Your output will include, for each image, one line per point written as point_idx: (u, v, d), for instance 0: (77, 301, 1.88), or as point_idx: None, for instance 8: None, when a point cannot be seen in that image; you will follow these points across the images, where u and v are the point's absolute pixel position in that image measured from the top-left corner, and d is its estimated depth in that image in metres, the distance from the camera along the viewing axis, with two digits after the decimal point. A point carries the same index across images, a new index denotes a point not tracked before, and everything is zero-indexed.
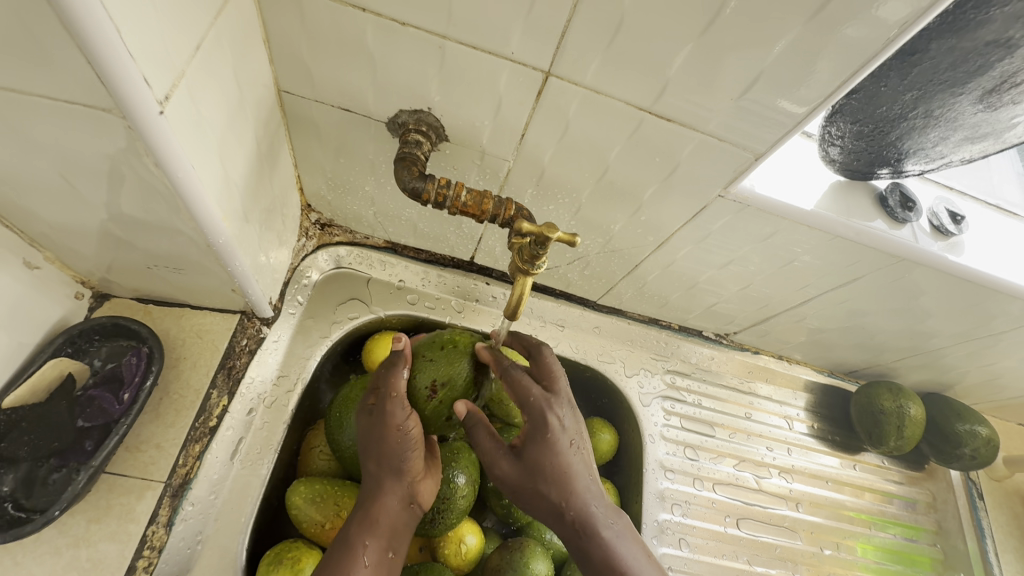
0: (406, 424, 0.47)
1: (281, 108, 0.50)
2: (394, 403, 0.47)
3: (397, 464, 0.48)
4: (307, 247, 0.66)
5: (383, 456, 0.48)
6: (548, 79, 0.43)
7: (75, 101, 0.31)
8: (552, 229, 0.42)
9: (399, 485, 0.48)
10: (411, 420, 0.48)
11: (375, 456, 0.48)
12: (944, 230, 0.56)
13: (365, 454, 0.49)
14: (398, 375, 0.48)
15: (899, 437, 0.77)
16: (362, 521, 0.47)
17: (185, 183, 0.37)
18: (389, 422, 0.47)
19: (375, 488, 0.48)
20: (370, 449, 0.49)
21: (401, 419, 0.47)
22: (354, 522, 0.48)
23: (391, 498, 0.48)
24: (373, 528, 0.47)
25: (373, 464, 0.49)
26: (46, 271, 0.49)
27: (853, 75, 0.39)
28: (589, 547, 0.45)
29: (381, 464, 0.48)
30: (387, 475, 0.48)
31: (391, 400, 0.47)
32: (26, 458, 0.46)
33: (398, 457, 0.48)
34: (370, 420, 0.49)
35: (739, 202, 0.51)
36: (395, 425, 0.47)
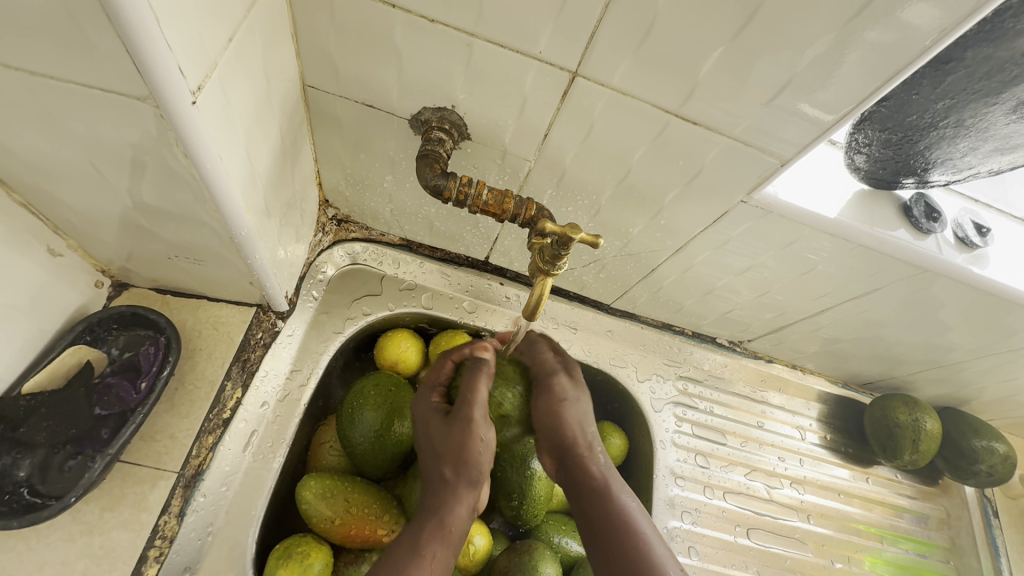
0: (481, 434, 0.50)
1: (305, 102, 0.50)
2: (474, 410, 0.50)
3: (472, 473, 0.51)
4: (323, 243, 0.66)
5: (462, 465, 0.50)
6: (575, 79, 0.42)
7: (112, 90, 0.31)
8: (575, 230, 0.42)
9: (469, 495, 0.51)
10: (489, 432, 0.50)
11: (452, 462, 0.50)
12: (969, 242, 0.55)
13: (438, 460, 0.51)
14: (481, 383, 0.51)
15: (913, 451, 0.76)
16: (435, 526, 0.49)
17: (212, 174, 0.37)
18: (470, 431, 0.49)
19: (448, 494, 0.50)
20: (443, 453, 0.50)
21: (484, 433, 0.50)
22: (429, 527, 0.49)
23: (462, 507, 0.50)
24: (443, 533, 0.49)
25: (450, 470, 0.50)
26: (68, 258, 0.50)
27: (886, 82, 0.39)
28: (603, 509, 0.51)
29: (458, 470, 0.50)
30: (461, 485, 0.51)
31: (472, 405, 0.50)
32: (44, 444, 0.46)
33: (473, 466, 0.50)
34: (446, 425, 0.50)
35: (761, 208, 0.51)
36: (474, 432, 0.49)
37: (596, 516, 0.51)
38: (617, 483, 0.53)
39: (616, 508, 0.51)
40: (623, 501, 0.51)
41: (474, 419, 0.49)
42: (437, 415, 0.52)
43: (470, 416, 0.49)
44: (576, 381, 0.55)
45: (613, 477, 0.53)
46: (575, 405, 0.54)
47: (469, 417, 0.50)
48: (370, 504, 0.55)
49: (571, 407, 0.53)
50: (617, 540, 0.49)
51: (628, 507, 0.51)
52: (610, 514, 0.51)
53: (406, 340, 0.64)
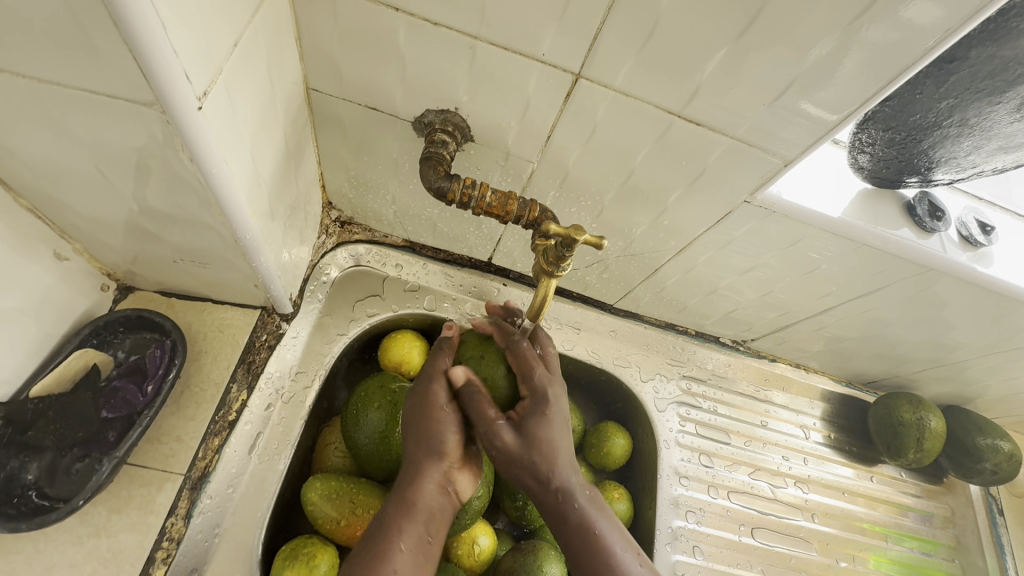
0: (443, 406, 0.51)
1: (308, 105, 0.50)
2: (435, 383, 0.52)
3: (436, 444, 0.49)
4: (327, 245, 0.67)
5: (425, 441, 0.49)
6: (577, 81, 0.42)
7: (119, 96, 0.32)
8: (579, 231, 0.42)
9: (438, 468, 0.49)
10: (453, 408, 0.51)
11: (416, 437, 0.50)
12: (973, 240, 0.55)
13: (406, 441, 0.51)
14: (455, 366, 0.52)
15: (918, 450, 0.75)
16: (401, 503, 0.47)
17: (217, 179, 0.37)
18: (430, 401, 0.51)
19: (415, 470, 0.49)
20: (409, 432, 0.51)
21: (444, 398, 0.51)
22: (393, 503, 0.47)
23: (430, 482, 0.48)
24: (409, 508, 0.47)
25: (415, 447, 0.50)
26: (74, 262, 0.50)
27: (890, 81, 0.39)
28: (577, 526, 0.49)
29: (422, 443, 0.50)
30: (427, 458, 0.49)
31: (436, 401, 0.51)
32: (52, 447, 0.47)
33: (438, 437, 0.49)
34: (412, 405, 0.52)
35: (764, 208, 0.51)
36: (434, 403, 0.51)
37: (579, 547, 0.48)
38: (592, 502, 0.50)
39: (598, 540, 0.48)
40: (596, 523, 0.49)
41: (438, 392, 0.51)
42: (406, 403, 0.53)
43: (431, 407, 0.51)
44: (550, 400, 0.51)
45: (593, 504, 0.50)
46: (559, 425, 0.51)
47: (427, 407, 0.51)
48: (376, 504, 0.55)
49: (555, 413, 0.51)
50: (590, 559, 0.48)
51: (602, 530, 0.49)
52: (592, 544, 0.48)
53: (410, 341, 0.64)
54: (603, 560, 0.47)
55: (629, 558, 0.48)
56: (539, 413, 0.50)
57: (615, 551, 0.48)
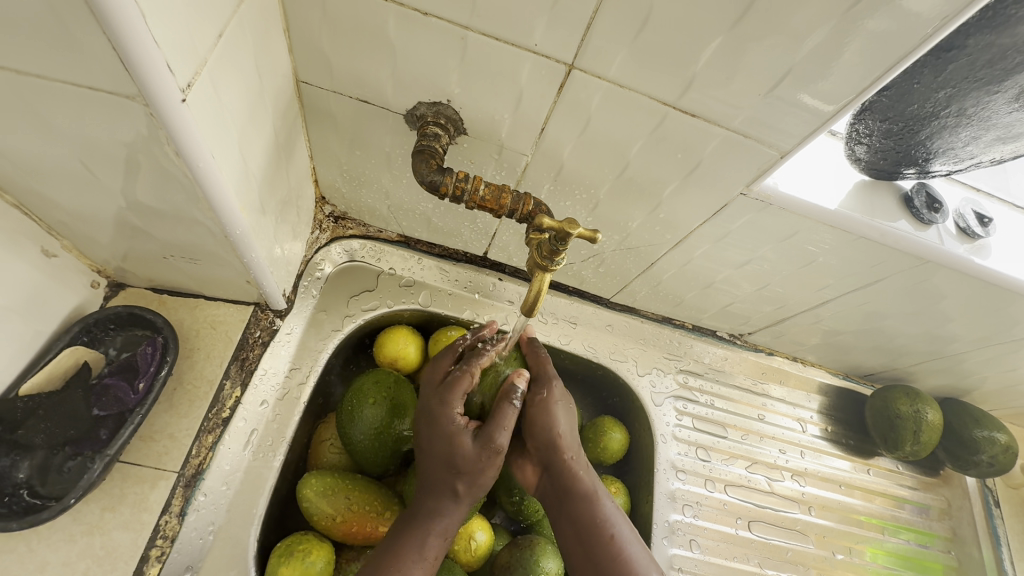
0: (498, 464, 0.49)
1: (298, 98, 0.49)
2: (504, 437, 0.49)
3: (478, 488, 0.50)
4: (321, 240, 0.66)
5: (474, 480, 0.49)
6: (571, 72, 0.42)
7: (101, 88, 0.31)
8: (573, 225, 0.41)
9: (471, 504, 0.51)
10: (505, 458, 0.50)
11: (467, 478, 0.49)
12: (970, 232, 0.55)
13: (450, 474, 0.49)
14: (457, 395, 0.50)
15: (915, 442, 0.75)
16: (439, 534, 0.49)
17: (204, 173, 0.37)
18: (488, 454, 0.49)
19: (452, 502, 0.49)
20: (459, 468, 0.49)
21: (505, 451, 0.49)
22: (429, 534, 0.49)
23: (460, 514, 0.50)
24: (444, 538, 0.49)
25: (461, 487, 0.49)
26: (63, 259, 0.50)
27: (887, 71, 0.38)
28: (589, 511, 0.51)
29: (470, 486, 0.49)
30: (462, 495, 0.50)
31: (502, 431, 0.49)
32: (43, 446, 0.46)
33: (485, 481, 0.50)
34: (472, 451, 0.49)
35: (761, 200, 0.50)
36: (495, 462, 0.49)
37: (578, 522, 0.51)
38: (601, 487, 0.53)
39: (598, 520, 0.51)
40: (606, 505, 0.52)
41: (502, 449, 0.49)
42: (463, 436, 0.49)
43: (496, 443, 0.48)
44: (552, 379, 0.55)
45: (595, 480, 0.53)
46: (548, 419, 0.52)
47: (494, 442, 0.48)
48: (371, 500, 0.55)
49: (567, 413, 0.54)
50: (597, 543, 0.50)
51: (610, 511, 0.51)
52: (590, 517, 0.51)
53: (404, 337, 0.64)
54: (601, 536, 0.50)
55: (624, 529, 0.51)
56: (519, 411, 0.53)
57: (611, 524, 0.51)
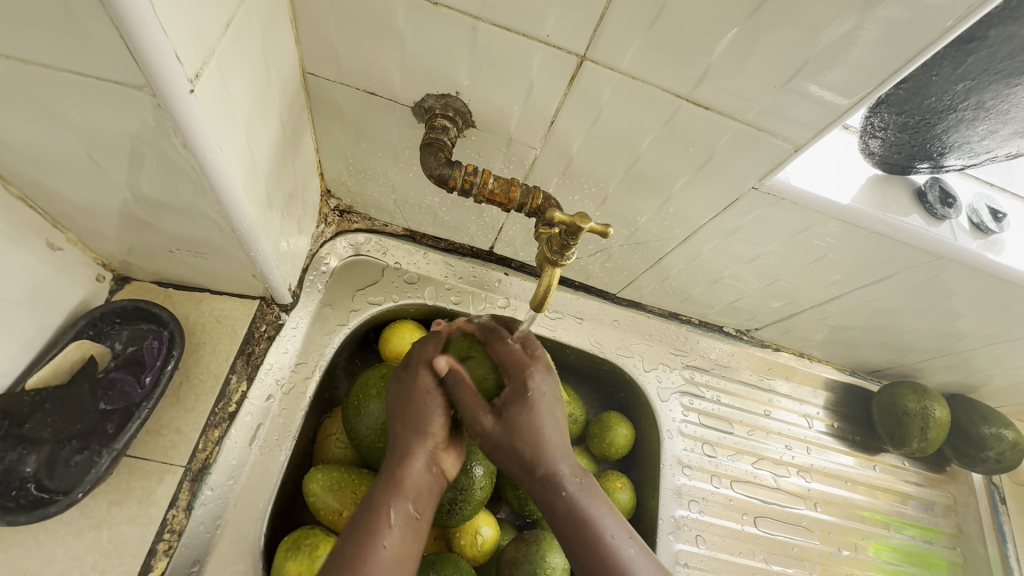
0: (430, 389, 0.49)
1: (304, 89, 0.49)
2: (426, 369, 0.50)
3: (424, 423, 0.48)
4: (326, 234, 0.66)
5: (411, 417, 0.49)
6: (583, 63, 0.41)
7: (107, 78, 0.30)
8: (585, 219, 0.41)
9: (427, 449, 0.48)
10: (439, 390, 0.49)
11: (408, 419, 0.49)
12: (984, 227, 0.54)
13: (395, 420, 0.49)
14: (433, 352, 0.51)
15: (922, 438, 0.75)
16: (389, 486, 0.45)
17: (212, 165, 0.36)
18: (419, 384, 0.49)
19: (404, 449, 0.47)
20: (397, 410, 0.49)
21: (430, 382, 0.49)
22: (382, 487, 0.45)
23: (418, 462, 0.47)
24: (401, 492, 0.45)
25: (402, 427, 0.48)
26: (68, 253, 0.49)
27: (906, 62, 0.38)
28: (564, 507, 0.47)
29: (410, 424, 0.48)
30: (414, 437, 0.48)
31: (423, 365, 0.50)
32: (50, 440, 0.46)
33: (425, 417, 0.48)
34: (399, 387, 0.50)
35: (773, 194, 0.50)
36: (425, 391, 0.49)
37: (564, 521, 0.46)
38: (581, 482, 0.48)
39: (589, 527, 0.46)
40: (585, 503, 0.47)
41: (425, 378, 0.49)
42: (394, 383, 0.51)
43: (417, 375, 0.50)
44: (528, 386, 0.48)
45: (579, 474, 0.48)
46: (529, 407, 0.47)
47: (416, 376, 0.50)
48: None
49: (545, 397, 0.48)
50: (583, 549, 0.45)
51: (592, 509, 0.47)
52: (575, 517, 0.46)
53: (410, 332, 0.64)
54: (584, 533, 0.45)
55: (612, 529, 0.46)
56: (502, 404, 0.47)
57: (594, 521, 0.46)
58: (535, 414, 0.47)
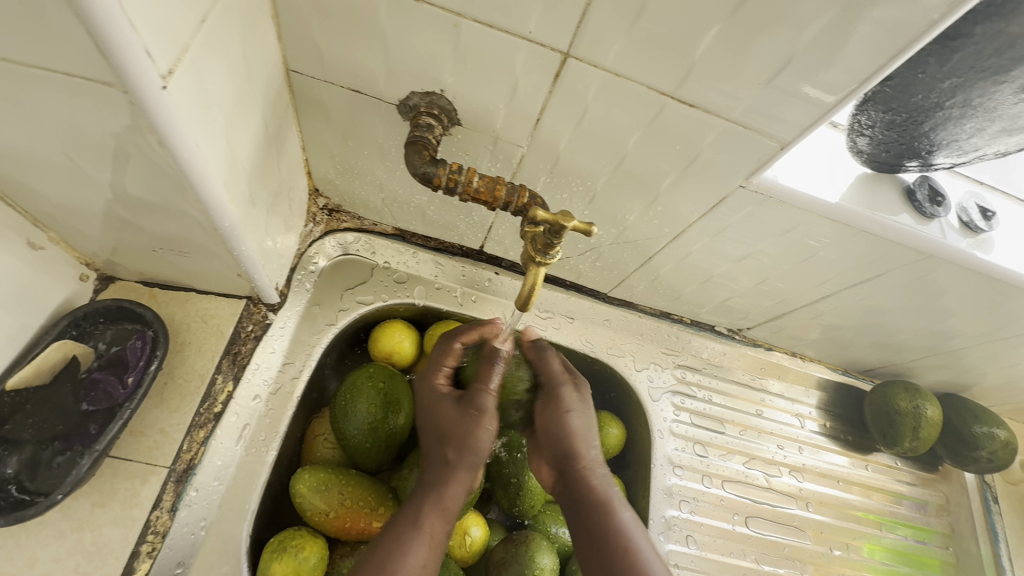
0: (486, 423, 0.48)
1: (289, 87, 0.48)
2: (489, 399, 0.49)
3: (473, 454, 0.49)
4: (314, 233, 0.65)
5: (462, 445, 0.49)
6: (566, 61, 0.41)
7: (78, 75, 0.30)
8: (567, 217, 0.40)
9: (468, 476, 0.50)
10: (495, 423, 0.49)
11: (455, 443, 0.49)
12: (973, 226, 0.54)
13: (443, 442, 0.50)
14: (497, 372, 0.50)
15: (914, 438, 0.75)
16: (434, 502, 0.48)
17: (190, 163, 0.36)
18: (477, 405, 0.49)
19: (448, 473, 0.49)
20: (446, 433, 0.49)
21: (489, 413, 0.49)
22: (426, 504, 0.48)
23: (458, 486, 0.49)
24: (441, 510, 0.48)
25: (452, 453, 0.49)
26: (50, 252, 0.49)
27: (891, 59, 0.37)
28: (600, 521, 0.50)
29: (459, 451, 0.49)
30: (460, 466, 0.49)
31: (484, 393, 0.49)
32: (31, 441, 0.46)
33: (475, 450, 0.49)
34: (458, 411, 0.49)
35: (761, 193, 0.49)
36: (483, 423, 0.48)
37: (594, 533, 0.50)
38: (616, 495, 0.52)
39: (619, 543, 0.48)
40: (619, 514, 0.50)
41: (487, 409, 0.49)
42: (448, 401, 0.51)
43: (480, 405, 0.49)
44: (579, 393, 0.53)
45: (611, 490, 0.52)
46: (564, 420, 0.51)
47: (478, 403, 0.49)
48: (365, 495, 0.54)
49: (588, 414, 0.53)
50: (612, 554, 0.48)
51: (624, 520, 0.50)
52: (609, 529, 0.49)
53: (400, 331, 0.63)
54: (614, 546, 0.48)
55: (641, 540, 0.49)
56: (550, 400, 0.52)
57: (628, 536, 0.49)
58: (578, 427, 0.52)
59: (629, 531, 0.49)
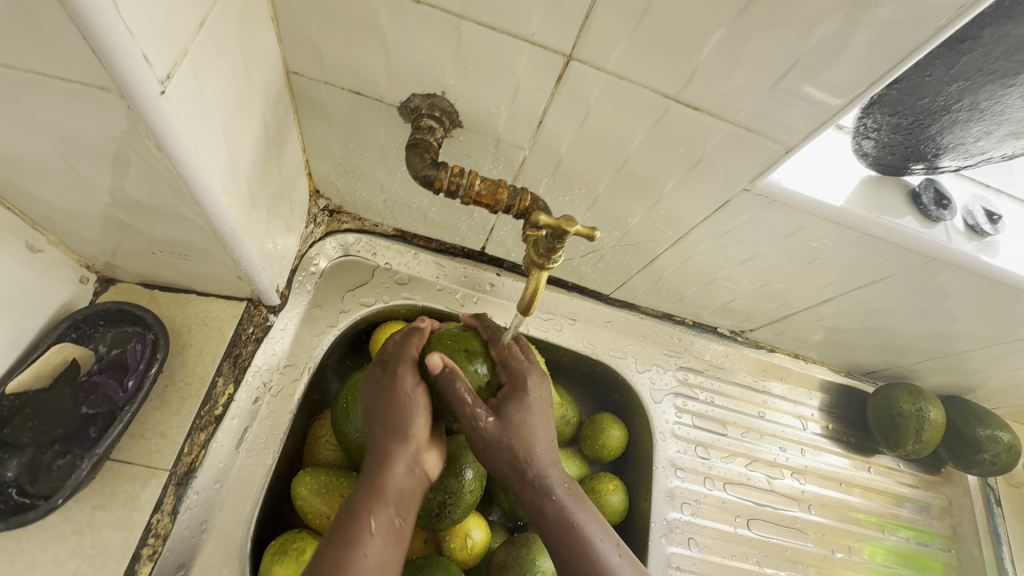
0: (416, 395, 0.48)
1: (289, 89, 0.48)
2: (405, 366, 0.49)
3: (405, 425, 0.46)
4: (315, 234, 0.65)
5: (392, 421, 0.47)
6: (569, 63, 0.40)
7: (75, 80, 0.30)
8: (570, 222, 0.40)
9: (408, 450, 0.46)
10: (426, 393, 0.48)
11: (386, 425, 0.47)
12: (979, 229, 0.53)
13: (372, 427, 0.47)
14: (413, 341, 0.51)
15: (917, 441, 0.74)
16: (370, 493, 0.43)
17: (188, 168, 0.36)
18: (399, 382, 0.48)
19: (381, 453, 0.45)
20: (375, 413, 0.48)
21: (412, 379, 0.48)
22: (360, 495, 0.43)
23: (402, 468, 0.45)
24: (381, 499, 0.43)
25: (381, 431, 0.46)
26: (50, 254, 0.48)
27: (899, 62, 0.37)
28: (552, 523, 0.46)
29: (388, 427, 0.46)
30: (394, 441, 0.46)
31: (405, 364, 0.49)
32: (31, 444, 0.46)
33: (409, 423, 0.47)
34: (380, 387, 0.49)
35: (765, 196, 0.49)
36: (405, 387, 0.48)
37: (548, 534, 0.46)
38: (567, 493, 0.48)
39: (574, 532, 0.46)
40: (570, 513, 0.47)
41: (409, 377, 0.48)
42: (381, 388, 0.49)
43: (398, 372, 0.48)
44: (527, 387, 0.49)
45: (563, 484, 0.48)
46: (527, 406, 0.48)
47: (395, 372, 0.49)
48: None
49: (534, 407, 0.49)
50: (565, 555, 0.45)
51: (577, 518, 0.47)
52: (563, 529, 0.46)
53: None
54: (569, 544, 0.45)
55: (596, 536, 0.46)
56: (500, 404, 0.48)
57: (583, 533, 0.46)
58: (522, 427, 0.47)
59: (582, 524, 0.47)
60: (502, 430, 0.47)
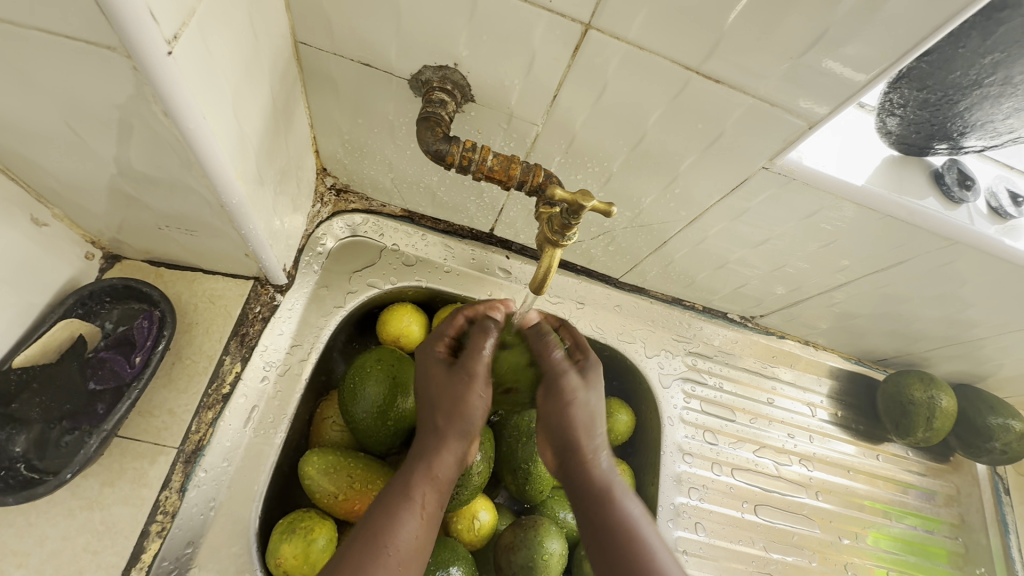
0: (478, 389, 0.47)
1: (297, 61, 0.47)
2: (477, 364, 0.48)
3: (466, 424, 0.48)
4: (322, 214, 0.64)
5: (454, 414, 0.47)
6: (587, 32, 0.39)
7: (77, 37, 0.29)
8: (587, 197, 0.39)
9: (460, 446, 0.48)
10: (487, 391, 0.48)
11: (445, 410, 0.47)
12: (1002, 212, 0.52)
13: (433, 407, 0.48)
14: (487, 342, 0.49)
15: (927, 428, 0.74)
16: (423, 469, 0.46)
17: (195, 135, 0.35)
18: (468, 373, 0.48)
19: (437, 441, 0.47)
20: (438, 401, 0.48)
21: (482, 378, 0.48)
22: (415, 471, 0.46)
23: (450, 455, 0.47)
24: (431, 479, 0.46)
25: (442, 419, 0.47)
26: (54, 228, 0.48)
27: (932, 32, 0.35)
28: (607, 512, 0.46)
29: (450, 420, 0.47)
30: (452, 433, 0.48)
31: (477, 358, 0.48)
32: (38, 420, 0.46)
33: (468, 419, 0.47)
34: (448, 375, 0.48)
35: (784, 174, 0.48)
36: (473, 389, 0.47)
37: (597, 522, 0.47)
38: (621, 487, 0.48)
39: (625, 526, 0.46)
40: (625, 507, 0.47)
41: (477, 374, 0.48)
42: (441, 365, 0.50)
43: (472, 369, 0.48)
44: (586, 377, 0.49)
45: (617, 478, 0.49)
46: (579, 403, 0.48)
47: (469, 369, 0.48)
48: (375, 479, 0.54)
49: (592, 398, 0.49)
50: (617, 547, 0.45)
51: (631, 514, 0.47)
52: (612, 519, 0.46)
53: (408, 315, 0.62)
54: (620, 536, 0.45)
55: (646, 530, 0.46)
56: (556, 394, 0.48)
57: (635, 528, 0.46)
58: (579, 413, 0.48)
59: (634, 521, 0.46)
60: (559, 418, 0.48)
